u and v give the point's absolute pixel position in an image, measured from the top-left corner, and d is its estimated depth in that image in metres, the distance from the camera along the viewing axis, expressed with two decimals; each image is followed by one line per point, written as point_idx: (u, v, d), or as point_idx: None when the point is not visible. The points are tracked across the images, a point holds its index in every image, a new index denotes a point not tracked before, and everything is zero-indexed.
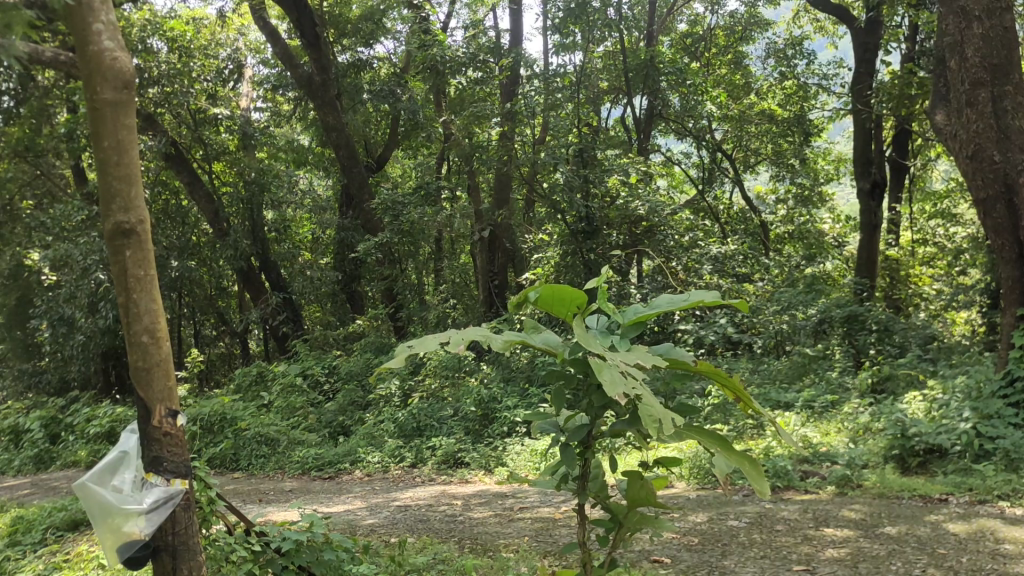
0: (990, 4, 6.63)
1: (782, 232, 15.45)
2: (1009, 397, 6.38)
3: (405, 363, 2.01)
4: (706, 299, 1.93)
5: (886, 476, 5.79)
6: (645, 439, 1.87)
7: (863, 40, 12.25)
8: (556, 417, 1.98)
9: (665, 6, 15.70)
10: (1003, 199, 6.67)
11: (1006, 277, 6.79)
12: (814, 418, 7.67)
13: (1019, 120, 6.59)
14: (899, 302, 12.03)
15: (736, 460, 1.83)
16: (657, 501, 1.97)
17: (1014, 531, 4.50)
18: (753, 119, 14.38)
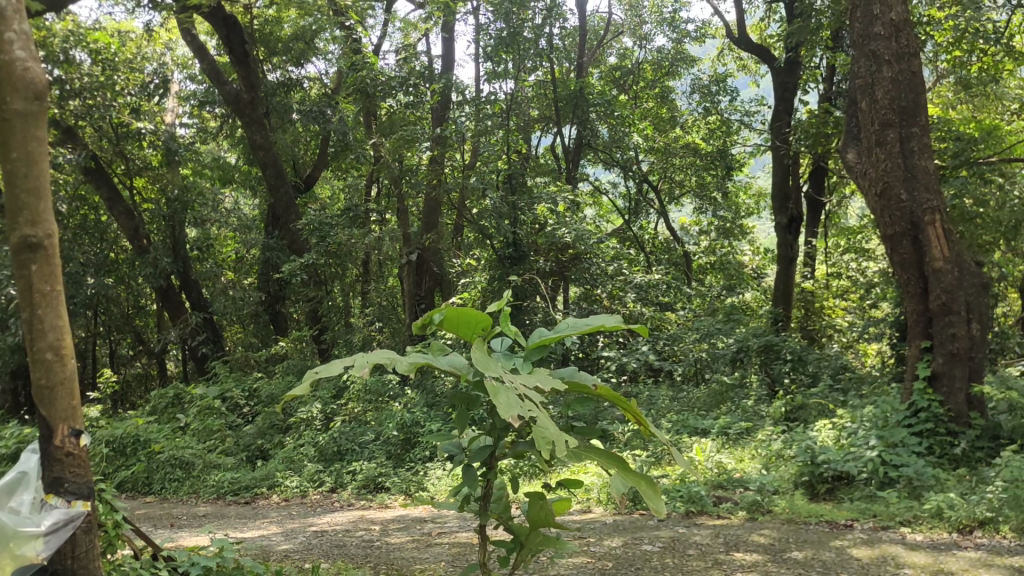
0: (899, 50, 6.96)
1: (705, 263, 15.62)
2: (913, 426, 6.65)
3: (311, 384, 2.01)
4: (606, 324, 1.99)
5: (795, 502, 5.95)
6: (544, 461, 1.90)
7: (783, 79, 12.70)
8: (459, 439, 2.01)
9: (595, 39, 16.07)
10: (909, 236, 6.95)
11: (911, 310, 7.09)
12: (729, 444, 7.85)
13: (924, 160, 6.90)
14: (813, 332, 12.43)
15: (633, 479, 1.87)
16: (558, 522, 2.01)
17: (914, 556, 4.68)
18: (678, 152, 14.79)
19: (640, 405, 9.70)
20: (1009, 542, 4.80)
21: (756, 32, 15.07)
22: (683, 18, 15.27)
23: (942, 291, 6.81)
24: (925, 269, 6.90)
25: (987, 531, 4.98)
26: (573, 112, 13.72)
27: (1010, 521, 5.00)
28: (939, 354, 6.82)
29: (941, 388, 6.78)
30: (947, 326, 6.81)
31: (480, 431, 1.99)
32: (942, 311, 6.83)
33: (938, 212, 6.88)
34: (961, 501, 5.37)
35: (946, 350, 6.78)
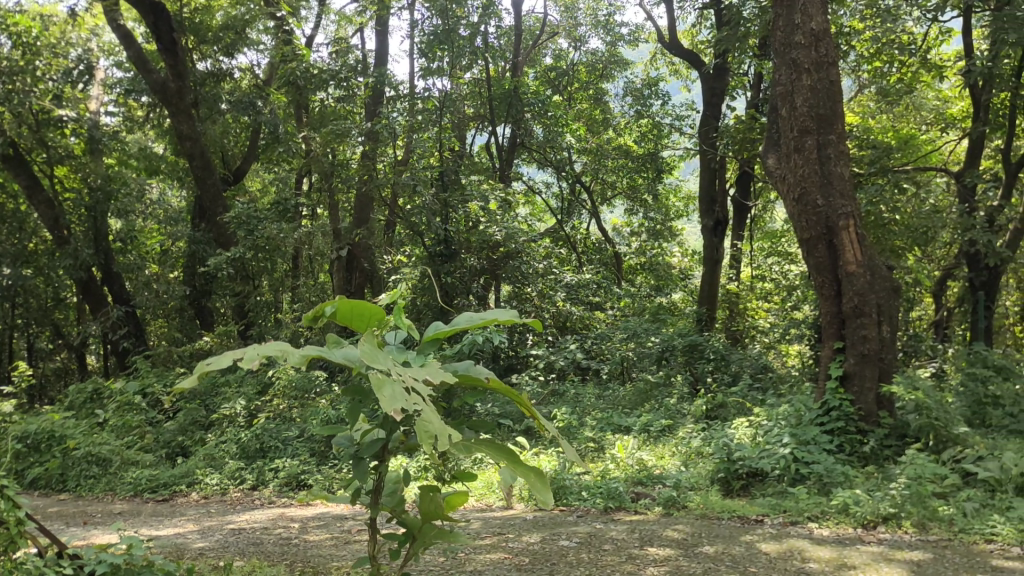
0: (819, 59, 7.17)
1: (635, 264, 15.69)
2: (825, 425, 6.88)
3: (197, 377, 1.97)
4: (501, 318, 2.02)
5: (709, 498, 6.10)
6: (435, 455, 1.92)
7: (711, 84, 12.88)
8: (352, 432, 2.01)
9: (530, 40, 16.13)
10: (824, 240, 7.18)
11: (825, 312, 7.31)
12: (650, 442, 8.00)
13: (840, 167, 7.13)
14: (736, 333, 12.71)
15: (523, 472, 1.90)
16: (450, 515, 2.02)
17: (819, 551, 4.83)
18: (610, 154, 15.13)
19: (566, 402, 9.79)
20: (909, 537, 4.99)
21: (688, 37, 15.35)
22: (618, 22, 15.53)
23: (854, 293, 7.04)
24: (839, 273, 7.13)
25: (890, 527, 5.16)
26: (508, 112, 13.78)
27: (911, 516, 5.20)
28: (851, 354, 7.05)
29: (851, 388, 7.01)
30: (858, 328, 7.03)
31: (373, 423, 1.99)
32: (854, 313, 7.05)
33: (852, 218, 7.11)
34: (866, 497, 5.55)
35: (857, 351, 7.01)
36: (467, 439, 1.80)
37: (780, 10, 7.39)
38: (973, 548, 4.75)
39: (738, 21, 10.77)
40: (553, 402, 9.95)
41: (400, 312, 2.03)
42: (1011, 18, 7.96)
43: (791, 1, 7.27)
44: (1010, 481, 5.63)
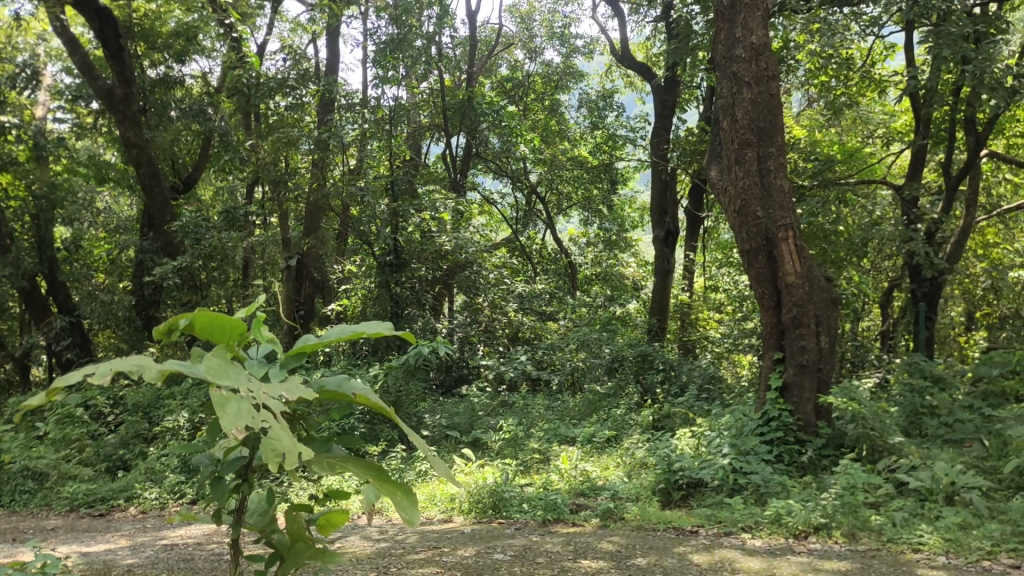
0: (758, 72, 7.21)
1: (590, 274, 15.53)
2: (765, 435, 6.92)
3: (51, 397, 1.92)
4: (368, 331, 2.07)
5: (647, 508, 6.10)
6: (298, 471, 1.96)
7: (663, 97, 13.06)
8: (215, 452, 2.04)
9: (485, 50, 16.11)
10: (764, 251, 7.23)
11: (765, 323, 7.36)
12: (594, 453, 7.98)
13: (779, 179, 7.19)
14: (688, 343, 12.77)
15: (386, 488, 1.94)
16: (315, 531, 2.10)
17: (750, 561, 4.83)
18: (566, 165, 15.01)
19: (515, 413, 9.74)
20: (839, 547, 5.02)
21: (642, 49, 15.45)
22: (574, 33, 15.61)
23: (793, 304, 7.10)
24: (779, 284, 7.18)
25: (821, 537, 5.19)
26: (462, 121, 13.72)
27: (841, 527, 5.23)
28: (790, 364, 7.11)
29: (791, 398, 7.07)
30: (797, 339, 7.10)
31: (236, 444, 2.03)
32: (793, 324, 7.11)
33: (791, 229, 7.17)
34: (799, 507, 5.58)
35: (797, 362, 7.07)
36: (328, 456, 1.86)
37: (721, 24, 7.44)
38: (900, 558, 4.78)
39: (688, 34, 10.85)
40: (502, 413, 9.90)
41: (261, 323, 1.95)
42: (947, 35, 8.05)
43: (732, 14, 7.33)
44: (940, 491, 5.69)
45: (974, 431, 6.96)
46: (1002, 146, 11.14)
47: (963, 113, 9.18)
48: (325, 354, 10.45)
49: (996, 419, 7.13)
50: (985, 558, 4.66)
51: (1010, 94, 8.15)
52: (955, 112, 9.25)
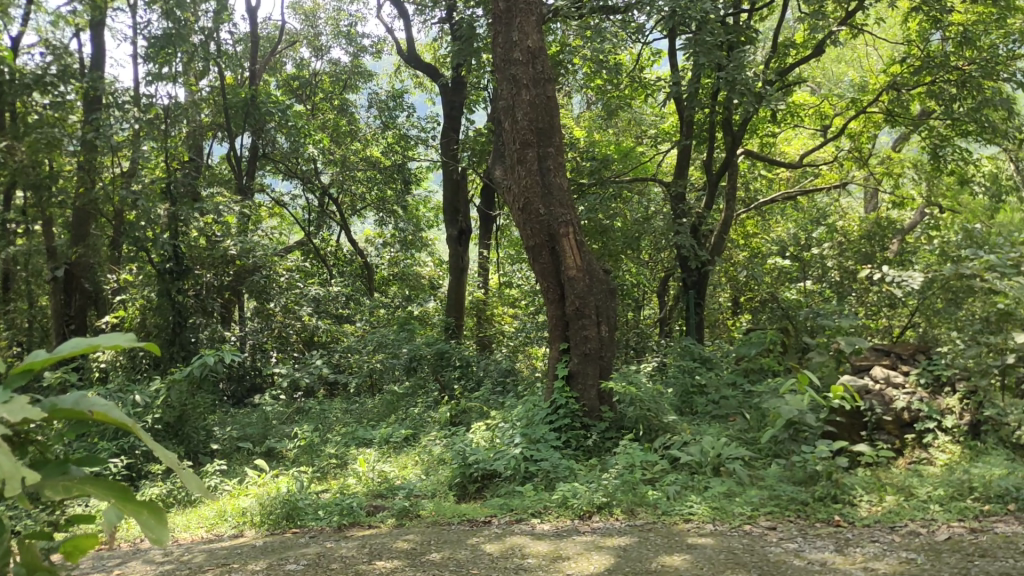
0: (535, 75, 7.47)
1: (387, 275, 15.72)
2: (553, 423, 7.22)
3: None
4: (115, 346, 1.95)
5: (442, 504, 6.19)
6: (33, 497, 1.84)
7: (451, 99, 13.36)
8: None
9: (269, 48, 15.62)
10: (547, 247, 7.54)
11: (551, 315, 7.70)
12: (392, 453, 7.98)
13: (558, 178, 7.52)
14: (484, 338, 13.01)
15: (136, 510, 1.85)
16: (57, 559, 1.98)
17: (539, 545, 5.00)
18: (357, 165, 14.45)
19: (311, 420, 9.56)
20: (620, 523, 5.33)
21: (429, 50, 15.52)
22: (360, 33, 15.42)
23: (575, 297, 7.46)
24: (562, 277, 7.53)
25: (604, 515, 5.50)
26: (246, 121, 13.01)
27: (621, 504, 5.57)
28: (574, 354, 7.48)
29: (577, 385, 7.44)
30: (580, 329, 7.48)
31: None
32: (576, 315, 7.49)
33: (571, 226, 7.52)
34: (583, 489, 5.87)
35: (580, 351, 7.45)
36: (63, 487, 1.75)
37: (499, 27, 7.63)
38: (673, 528, 5.13)
39: (471, 36, 11.00)
40: (297, 421, 9.67)
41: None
42: (702, 43, 8.63)
43: (508, 19, 7.55)
44: (708, 463, 6.18)
45: (737, 405, 7.66)
46: (757, 145, 12.22)
47: (721, 116, 9.97)
48: (101, 370, 9.76)
49: (755, 394, 7.85)
50: (745, 522, 5.12)
51: (758, 98, 8.91)
52: (714, 114, 9.99)
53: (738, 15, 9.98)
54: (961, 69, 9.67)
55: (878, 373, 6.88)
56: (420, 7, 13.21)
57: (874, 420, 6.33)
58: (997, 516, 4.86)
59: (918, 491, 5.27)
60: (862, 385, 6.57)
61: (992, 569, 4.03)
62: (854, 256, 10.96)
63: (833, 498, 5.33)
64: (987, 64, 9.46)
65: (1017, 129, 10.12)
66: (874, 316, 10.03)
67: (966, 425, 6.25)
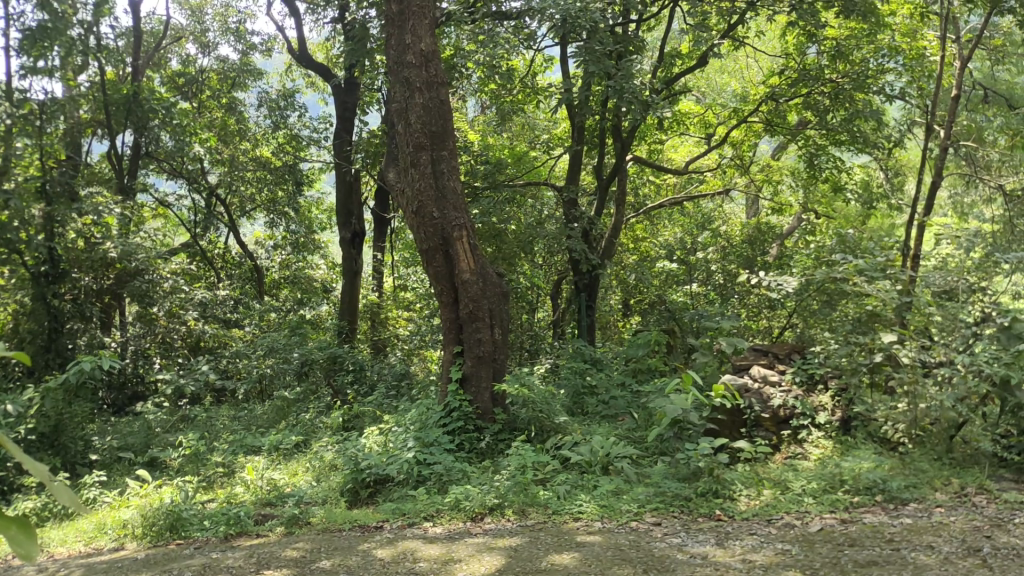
0: (429, 78, 7.45)
1: (278, 278, 15.49)
2: (447, 426, 7.23)
3: None
4: None
5: (333, 511, 6.11)
6: None
7: (344, 99, 13.24)
8: None
9: (152, 43, 14.97)
10: (441, 250, 7.54)
11: (444, 318, 7.71)
12: (282, 460, 7.83)
13: (452, 182, 7.54)
14: (378, 342, 12.89)
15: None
16: None
17: (431, 549, 5.00)
18: (247, 166, 14.13)
19: (197, 428, 9.27)
20: (511, 524, 5.40)
21: (321, 49, 15.26)
22: (249, 30, 15.07)
23: (469, 300, 7.50)
24: (455, 281, 7.55)
25: (495, 517, 5.55)
26: (127, 117, 12.34)
27: (513, 505, 5.64)
28: (467, 357, 7.52)
29: (470, 388, 7.48)
30: (474, 332, 7.52)
31: None
32: (470, 318, 7.53)
33: (465, 229, 7.55)
34: (475, 491, 5.91)
35: (473, 354, 7.50)
36: None
37: (392, 29, 7.58)
38: (563, 527, 5.22)
39: (364, 37, 10.85)
40: (182, 429, 9.36)
41: None
42: (591, 52, 8.81)
43: (401, 21, 7.51)
44: (597, 462, 6.32)
45: (625, 405, 7.89)
46: (645, 152, 12.55)
47: (611, 122, 10.20)
48: None
49: (643, 394, 8.09)
50: (633, 519, 5.26)
51: (646, 106, 9.16)
52: (604, 120, 10.21)
53: (627, 24, 10.22)
54: (834, 82, 10.20)
55: (756, 373, 7.18)
56: (312, 6, 12.99)
57: (753, 418, 6.60)
58: (865, 507, 5.17)
59: (794, 484, 5.53)
60: (742, 384, 6.86)
61: (860, 557, 4.28)
62: (736, 261, 11.56)
63: (715, 494, 5.53)
64: (858, 78, 10.00)
65: (884, 140, 10.73)
66: (755, 317, 10.47)
67: (837, 421, 6.61)
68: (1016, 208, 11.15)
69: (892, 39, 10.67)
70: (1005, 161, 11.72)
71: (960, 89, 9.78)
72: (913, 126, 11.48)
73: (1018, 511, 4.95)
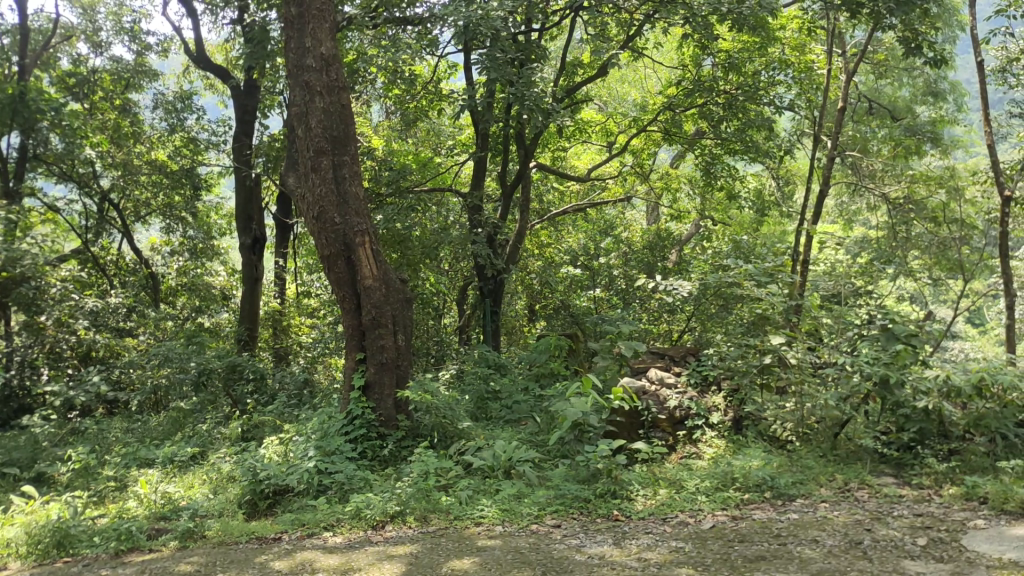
0: (329, 82, 7.36)
1: (176, 284, 14.77)
2: (349, 434, 7.14)
3: None
4: None
5: (229, 523, 5.94)
6: None
7: (243, 101, 12.91)
8: None
9: (41, 41, 14.16)
10: (343, 257, 7.44)
11: (347, 326, 7.60)
12: (177, 473, 7.59)
13: (354, 187, 7.45)
14: (280, 350, 12.64)
15: None
16: None
17: (330, 559, 4.92)
18: (141, 170, 13.45)
19: (87, 441, 8.91)
20: (412, 531, 5.37)
21: (220, 51, 14.93)
22: (144, 30, 14.56)
23: (372, 306, 7.42)
24: (357, 287, 7.46)
25: (397, 524, 5.52)
26: (14, 118, 11.58)
27: (414, 512, 5.61)
28: (370, 364, 7.44)
29: (372, 395, 7.42)
30: (377, 338, 7.46)
31: None
32: (373, 324, 7.45)
33: (367, 235, 7.48)
34: (377, 499, 5.86)
35: (377, 361, 7.43)
36: None
37: (291, 32, 7.45)
38: (464, 532, 5.22)
39: (264, 39, 10.58)
40: (71, 443, 8.96)
41: None
42: (492, 59, 8.86)
43: (300, 24, 7.38)
44: (500, 467, 6.36)
45: (529, 410, 8.00)
46: (549, 159, 12.71)
47: (514, 129, 10.30)
48: None
49: (545, 398, 8.19)
50: (533, 522, 5.32)
51: (546, 113, 9.27)
52: (506, 127, 10.28)
53: (529, 32, 10.32)
54: (728, 93, 10.53)
55: (654, 375, 7.37)
56: (209, 6, 12.64)
57: (650, 419, 6.75)
58: (755, 504, 5.35)
59: (688, 483, 5.69)
60: (640, 386, 7.03)
61: (749, 553, 4.43)
62: (638, 265, 11.88)
63: (613, 494, 5.64)
64: (750, 90, 10.35)
65: (776, 150, 11.13)
66: (656, 321, 10.72)
67: (730, 421, 6.84)
68: (899, 215, 11.75)
69: (782, 52, 11.10)
70: (887, 171, 12.33)
71: (845, 102, 10.23)
72: (803, 136, 11.97)
73: (896, 504, 5.21)
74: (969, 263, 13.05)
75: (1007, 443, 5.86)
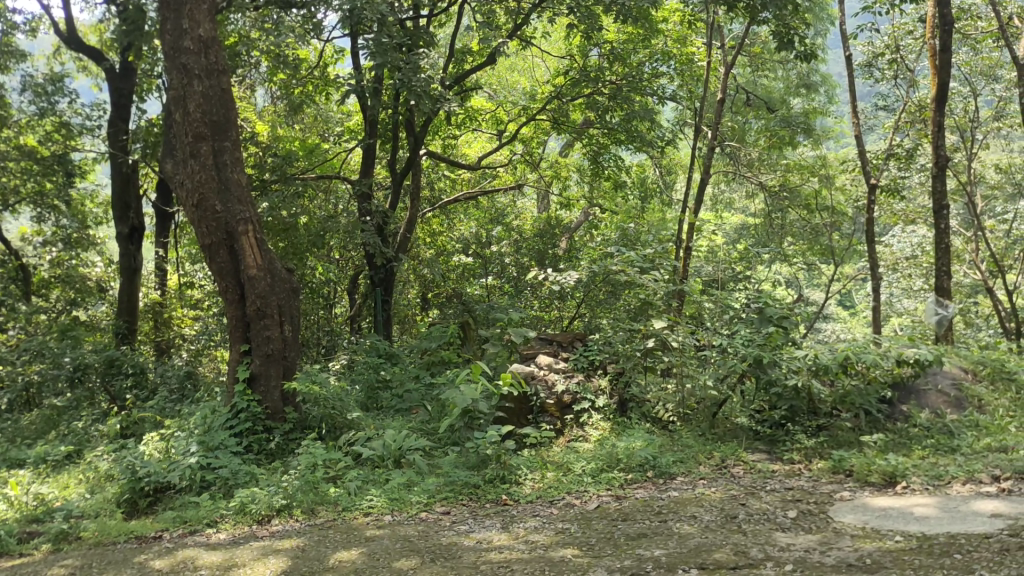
0: (208, 66, 7.12)
1: (48, 276, 14.15)
2: (234, 428, 6.96)
3: None
4: None
5: (108, 523, 5.69)
6: None
7: (118, 84, 12.34)
8: None
9: None
10: (225, 245, 7.23)
11: (230, 317, 7.39)
12: (50, 473, 7.24)
13: (235, 174, 7.25)
14: (161, 343, 12.19)
15: None
16: None
17: (213, 556, 4.78)
18: (8, 155, 12.55)
19: None
20: (299, 524, 5.29)
21: (94, 31, 14.16)
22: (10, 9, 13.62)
23: (256, 296, 7.25)
24: (241, 276, 7.26)
25: (283, 518, 5.43)
26: None
27: (301, 505, 5.53)
28: (256, 356, 7.28)
29: (258, 388, 7.26)
30: (261, 329, 7.28)
31: None
32: (257, 315, 7.28)
33: (250, 223, 7.30)
34: (262, 493, 5.74)
35: (262, 352, 7.27)
36: None
37: (166, 13, 7.15)
38: (353, 523, 5.18)
39: (140, 19, 10.16)
40: None
41: None
42: (379, 45, 8.67)
43: (177, 4, 7.10)
44: (390, 456, 6.32)
45: (419, 399, 8.01)
46: (439, 147, 12.66)
47: (403, 116, 10.21)
48: None
49: (435, 387, 8.19)
50: (422, 510, 5.32)
51: (434, 100, 9.21)
52: (395, 114, 10.16)
53: (417, 18, 10.22)
54: (613, 84, 10.71)
55: (542, 361, 7.46)
56: None
57: (538, 404, 6.87)
58: (637, 483, 5.51)
59: (575, 466, 5.80)
60: (528, 372, 7.11)
61: (632, 531, 4.55)
62: (528, 253, 11.95)
63: (501, 479, 5.71)
64: (633, 81, 10.55)
65: (659, 140, 11.39)
66: (546, 308, 10.86)
67: (615, 403, 6.99)
68: (775, 203, 12.25)
69: (665, 44, 11.36)
70: (764, 160, 12.82)
71: (723, 94, 10.50)
72: (685, 126, 12.32)
73: (770, 479, 5.46)
74: (839, 249, 13.70)
75: (870, 418, 6.21)
